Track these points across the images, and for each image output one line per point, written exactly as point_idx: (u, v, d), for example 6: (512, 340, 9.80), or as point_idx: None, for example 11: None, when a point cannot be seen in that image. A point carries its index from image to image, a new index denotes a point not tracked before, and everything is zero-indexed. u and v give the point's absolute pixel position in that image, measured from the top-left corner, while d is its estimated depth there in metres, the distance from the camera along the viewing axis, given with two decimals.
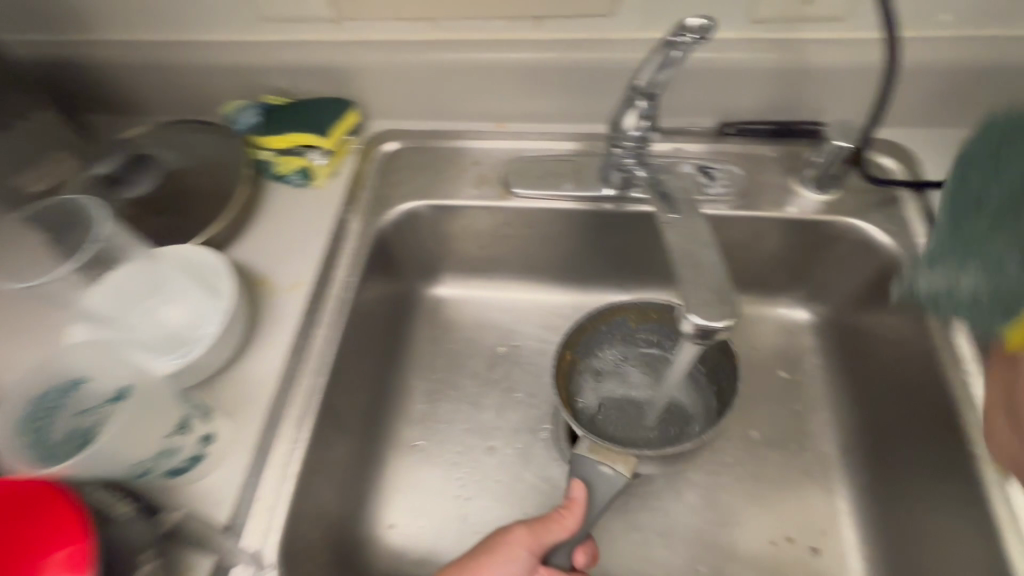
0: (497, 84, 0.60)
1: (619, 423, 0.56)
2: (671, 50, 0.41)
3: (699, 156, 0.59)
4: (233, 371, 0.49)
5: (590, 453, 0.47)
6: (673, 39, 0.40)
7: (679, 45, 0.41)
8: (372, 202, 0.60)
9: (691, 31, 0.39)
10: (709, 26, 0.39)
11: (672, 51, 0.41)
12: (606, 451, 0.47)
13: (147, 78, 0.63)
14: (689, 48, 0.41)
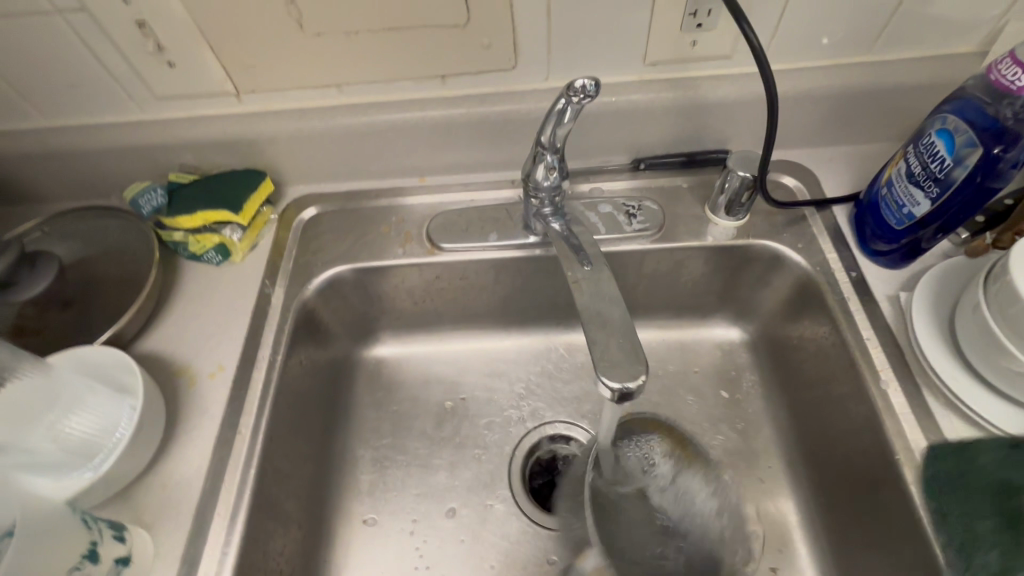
0: (412, 142, 0.59)
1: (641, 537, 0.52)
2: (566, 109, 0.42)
3: (615, 193, 0.61)
4: (153, 475, 0.46)
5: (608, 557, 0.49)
6: (565, 100, 0.40)
7: (572, 104, 0.41)
8: (295, 271, 0.59)
9: (579, 92, 0.39)
10: (592, 87, 0.39)
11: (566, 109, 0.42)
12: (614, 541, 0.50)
13: (37, 166, 0.60)
14: (582, 106, 0.41)
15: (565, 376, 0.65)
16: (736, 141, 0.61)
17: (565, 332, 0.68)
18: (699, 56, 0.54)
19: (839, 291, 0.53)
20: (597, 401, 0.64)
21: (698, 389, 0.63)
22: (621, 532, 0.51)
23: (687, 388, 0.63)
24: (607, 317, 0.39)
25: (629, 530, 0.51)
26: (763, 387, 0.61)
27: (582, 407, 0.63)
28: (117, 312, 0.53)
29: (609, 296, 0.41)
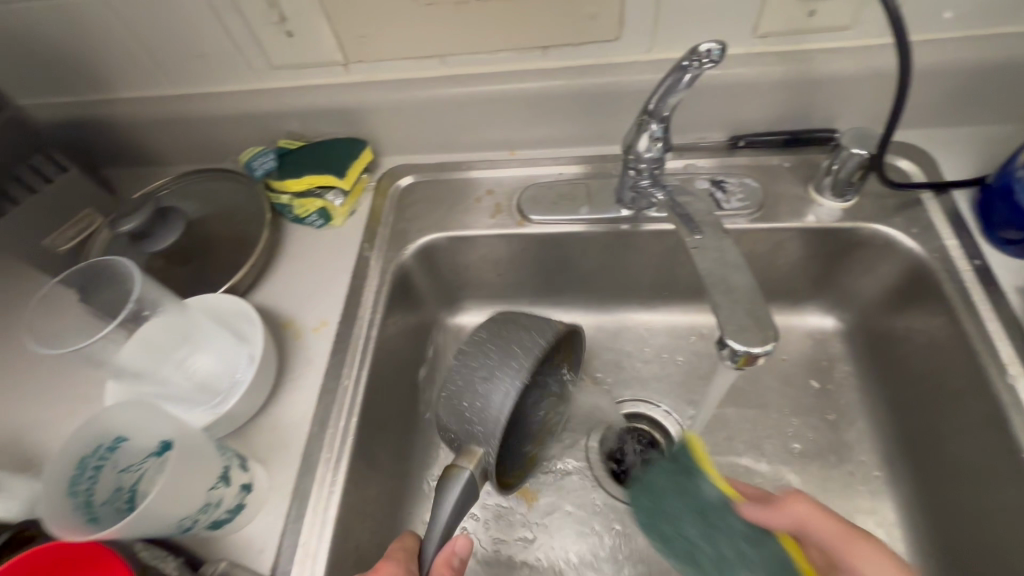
0: (508, 114, 0.60)
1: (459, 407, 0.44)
2: (684, 75, 0.41)
3: (711, 171, 0.60)
4: (267, 416, 0.50)
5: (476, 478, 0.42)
6: (684, 65, 0.41)
7: (691, 70, 0.41)
8: (391, 236, 0.61)
9: (703, 57, 0.39)
10: (719, 53, 0.39)
11: (684, 76, 0.41)
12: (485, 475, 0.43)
13: (164, 131, 0.65)
14: (701, 73, 0.41)
15: (645, 355, 0.65)
16: (845, 119, 0.58)
17: (646, 312, 0.67)
18: (816, 27, 0.52)
19: (959, 279, 0.49)
20: (678, 383, 0.63)
21: (786, 377, 0.61)
22: (463, 384, 0.44)
23: (775, 376, 0.61)
24: (731, 283, 0.39)
25: (493, 403, 0.43)
26: (859, 379, 0.59)
27: (662, 387, 0.63)
28: (233, 266, 0.57)
29: (729, 263, 0.41)
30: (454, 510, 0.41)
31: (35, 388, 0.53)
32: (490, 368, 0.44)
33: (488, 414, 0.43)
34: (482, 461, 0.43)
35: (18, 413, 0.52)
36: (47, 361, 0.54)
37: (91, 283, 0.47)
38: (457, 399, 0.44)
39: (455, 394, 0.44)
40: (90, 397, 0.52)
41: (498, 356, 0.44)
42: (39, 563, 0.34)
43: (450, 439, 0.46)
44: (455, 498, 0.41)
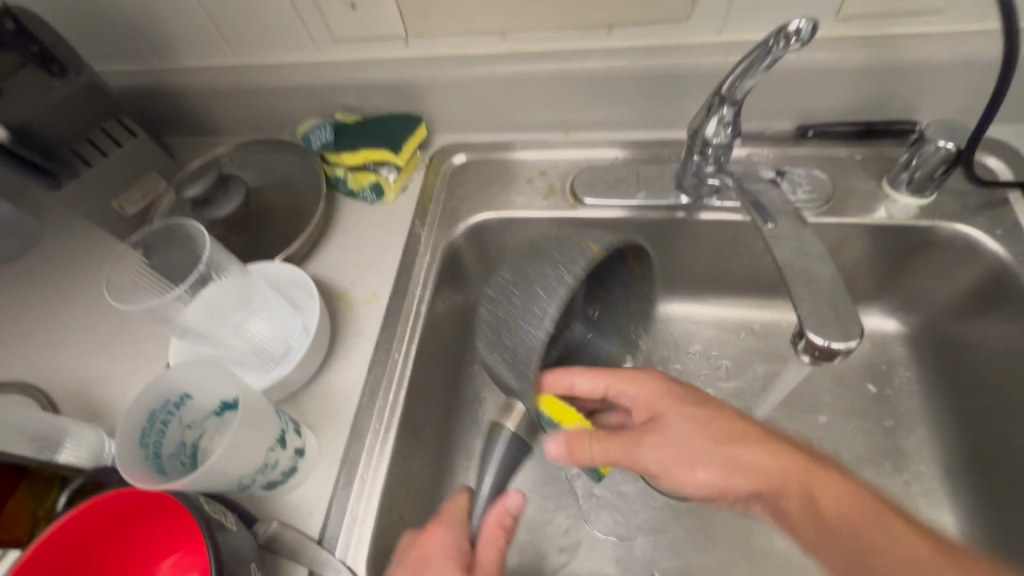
0: (566, 94, 0.59)
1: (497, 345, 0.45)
2: (765, 55, 0.39)
3: (776, 160, 0.57)
4: (318, 384, 0.51)
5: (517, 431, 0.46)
6: (768, 44, 0.39)
7: (774, 50, 0.39)
8: (442, 215, 0.61)
9: (791, 37, 0.37)
10: (809, 34, 0.37)
11: (766, 56, 0.40)
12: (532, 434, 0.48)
13: (225, 101, 0.66)
14: (784, 53, 0.39)
15: (691, 348, 0.64)
16: (927, 110, 0.54)
17: (695, 305, 0.65)
18: (905, 9, 0.48)
19: None
20: (726, 379, 0.61)
21: (841, 380, 0.58)
22: (508, 326, 0.44)
23: (829, 377, 0.59)
24: (814, 274, 0.39)
25: (522, 353, 0.43)
26: (921, 386, 0.56)
27: (708, 382, 0.61)
28: (289, 235, 0.58)
29: (810, 254, 0.40)
30: (503, 459, 0.46)
31: (101, 344, 0.55)
32: (525, 313, 0.43)
33: (522, 370, 0.43)
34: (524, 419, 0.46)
35: (85, 367, 0.54)
36: (112, 319, 0.57)
37: (155, 244, 0.48)
38: (501, 345, 0.45)
39: (496, 335, 0.45)
40: (151, 357, 0.54)
41: (546, 291, 0.43)
42: (114, 508, 0.36)
43: (502, 384, 0.47)
44: (501, 458, 0.46)
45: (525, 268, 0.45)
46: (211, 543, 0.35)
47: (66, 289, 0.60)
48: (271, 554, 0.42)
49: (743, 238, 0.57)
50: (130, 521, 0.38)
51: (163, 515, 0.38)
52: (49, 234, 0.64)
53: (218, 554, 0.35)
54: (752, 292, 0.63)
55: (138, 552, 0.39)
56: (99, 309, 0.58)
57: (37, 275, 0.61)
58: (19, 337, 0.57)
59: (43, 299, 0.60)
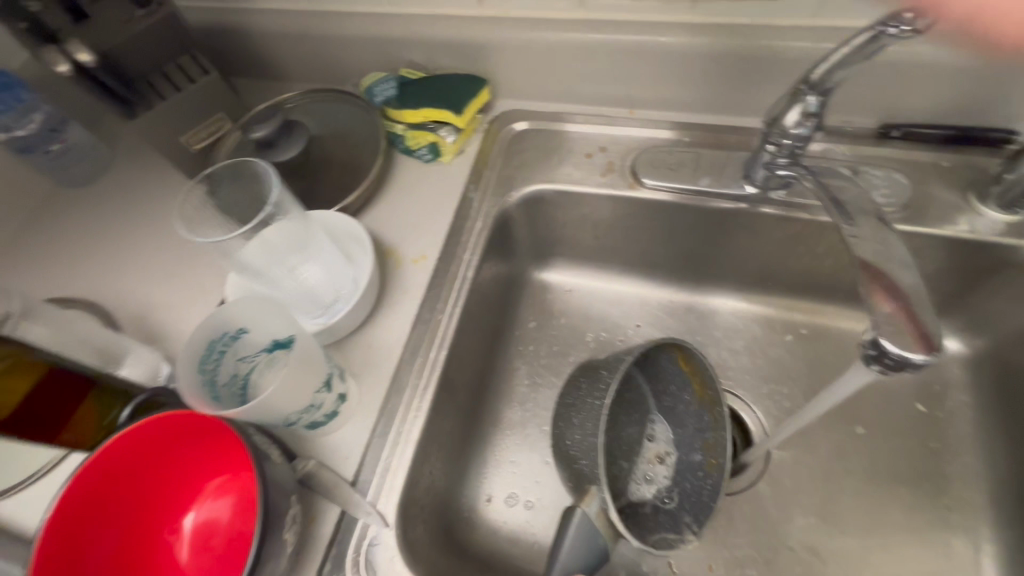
0: (638, 68, 0.57)
1: (574, 420, 0.50)
2: (867, 42, 0.37)
3: (853, 159, 0.54)
4: (363, 335, 0.52)
5: (594, 519, 0.42)
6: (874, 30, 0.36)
7: (880, 37, 0.37)
8: (498, 181, 0.60)
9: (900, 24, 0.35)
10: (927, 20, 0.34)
11: (867, 43, 0.37)
12: (609, 525, 0.42)
13: (293, 46, 0.66)
14: (890, 42, 0.37)
15: (734, 344, 0.62)
16: None
17: (742, 301, 0.64)
18: None
19: None
20: (766, 379, 0.60)
21: (888, 394, 0.57)
22: (579, 407, 0.50)
23: (876, 391, 0.57)
24: (893, 280, 0.37)
25: (591, 427, 0.48)
26: (975, 411, 0.54)
27: (746, 380, 0.60)
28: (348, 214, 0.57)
29: (893, 258, 0.39)
30: (580, 538, 0.42)
31: (161, 271, 0.58)
32: (591, 390, 0.50)
33: (590, 442, 0.47)
34: (597, 501, 0.42)
35: (146, 291, 0.57)
36: (174, 249, 0.59)
37: (221, 182, 0.49)
38: (577, 430, 0.49)
39: (570, 424, 0.50)
40: (207, 291, 0.56)
41: (608, 373, 0.50)
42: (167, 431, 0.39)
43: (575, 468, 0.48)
44: (572, 541, 0.42)
45: (586, 372, 0.53)
46: (259, 470, 0.37)
47: (131, 218, 0.62)
48: (308, 490, 0.45)
49: (805, 237, 0.55)
50: (194, 441, 0.40)
51: (214, 438, 0.40)
52: (119, 161, 0.67)
53: (266, 485, 0.37)
54: (806, 293, 0.61)
55: (191, 470, 0.42)
56: (162, 238, 0.60)
57: (108, 200, 0.64)
58: (88, 258, 0.60)
59: (111, 223, 0.62)
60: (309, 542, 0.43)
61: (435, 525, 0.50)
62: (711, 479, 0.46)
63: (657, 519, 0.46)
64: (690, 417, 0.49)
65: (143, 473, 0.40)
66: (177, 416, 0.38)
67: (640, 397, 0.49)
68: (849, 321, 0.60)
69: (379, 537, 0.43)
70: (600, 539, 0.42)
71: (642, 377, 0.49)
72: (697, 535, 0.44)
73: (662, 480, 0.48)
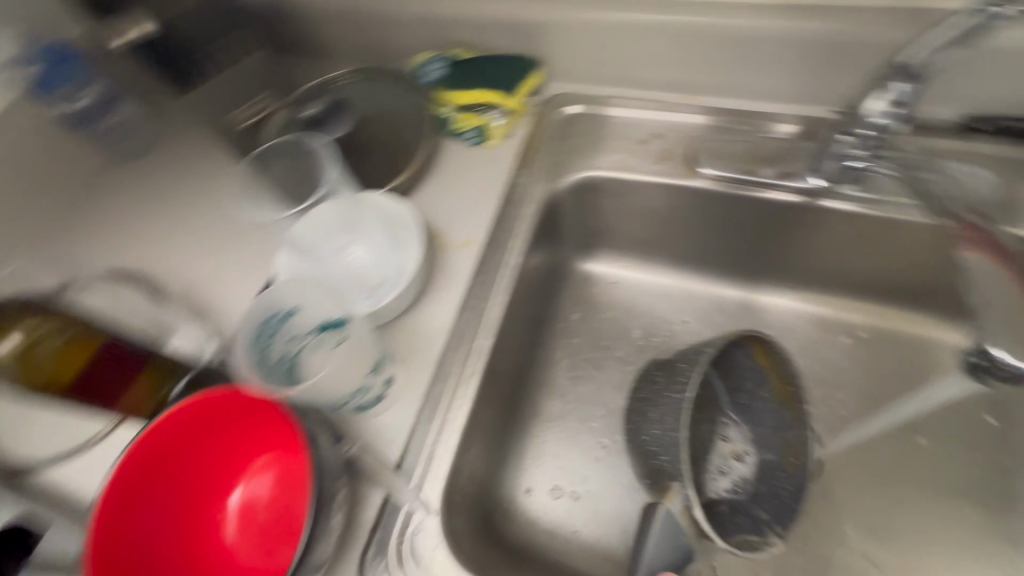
0: (701, 52, 0.54)
1: (649, 415, 0.49)
2: (976, 23, 0.34)
3: (931, 152, 0.51)
4: (407, 319, 0.51)
5: (678, 517, 0.40)
6: (985, 10, 0.33)
7: (992, 18, 0.34)
8: (547, 167, 0.59)
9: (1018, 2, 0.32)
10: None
11: (976, 24, 0.34)
12: (693, 524, 0.40)
13: (342, 24, 0.65)
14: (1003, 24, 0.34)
15: (787, 345, 0.60)
16: None
17: (797, 300, 0.61)
18: None
19: None
20: (820, 383, 0.57)
21: (954, 405, 0.53)
22: (657, 402, 0.49)
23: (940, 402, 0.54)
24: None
25: (670, 423, 0.46)
26: None
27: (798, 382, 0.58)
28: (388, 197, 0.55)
29: None
30: (664, 537, 0.40)
31: (208, 247, 0.58)
32: (670, 384, 0.48)
33: (671, 438, 0.45)
34: (682, 498, 0.41)
35: (194, 267, 0.57)
36: (221, 226, 0.59)
37: (276, 162, 0.51)
38: (655, 425, 0.47)
39: (645, 419, 0.49)
40: (253, 269, 0.56)
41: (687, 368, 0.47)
42: (213, 409, 0.38)
43: (654, 465, 0.47)
44: (655, 542, 0.40)
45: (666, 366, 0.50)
46: (310, 452, 0.36)
47: (180, 193, 0.63)
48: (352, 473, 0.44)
49: (874, 235, 0.52)
50: (246, 418, 0.40)
51: (266, 417, 0.40)
52: (168, 137, 0.67)
53: (317, 467, 0.36)
54: (868, 294, 0.58)
55: (240, 445, 0.42)
56: (209, 215, 0.60)
57: (157, 175, 0.65)
58: (138, 231, 0.61)
59: (160, 198, 0.63)
60: (353, 525, 0.43)
61: (475, 515, 0.50)
62: (793, 481, 0.46)
63: (737, 518, 0.44)
64: (768, 415, 0.48)
65: (193, 451, 0.39)
66: (223, 396, 0.38)
67: (712, 394, 0.46)
68: (913, 325, 0.57)
69: (423, 524, 0.42)
70: (684, 541, 0.40)
71: (717, 375, 0.46)
72: (782, 538, 0.44)
73: (737, 481, 0.46)
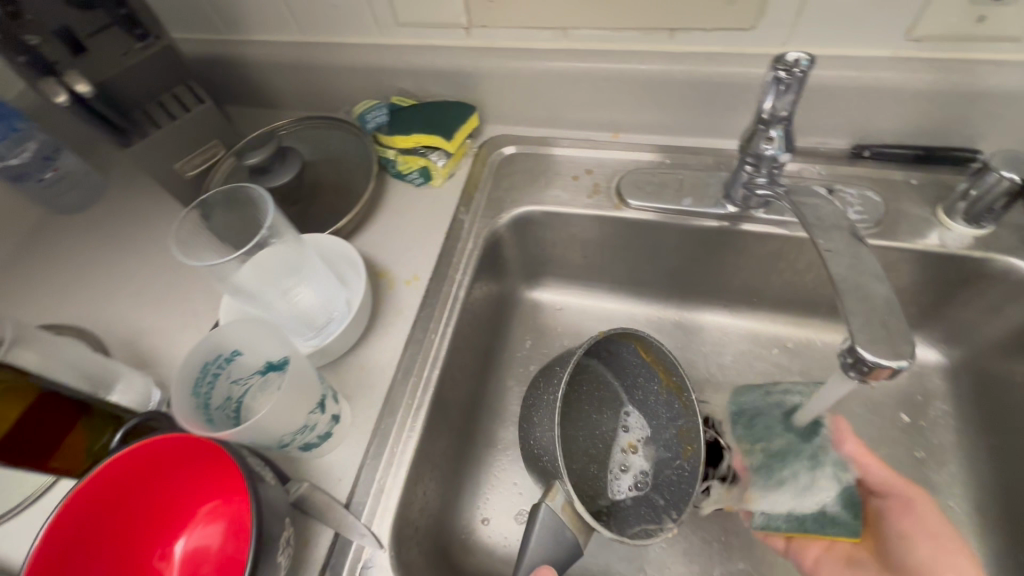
0: (621, 94, 0.59)
1: (535, 418, 0.49)
2: (771, 84, 0.42)
3: (828, 177, 0.57)
4: (356, 356, 0.52)
5: (559, 513, 0.43)
6: (770, 73, 0.42)
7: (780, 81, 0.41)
8: (487, 203, 0.62)
9: (789, 66, 0.40)
10: (807, 63, 0.40)
11: (771, 85, 0.42)
12: (576, 518, 0.43)
13: (287, 76, 0.68)
14: (794, 83, 0.41)
15: (722, 359, 0.64)
16: (991, 140, 0.53)
17: (729, 316, 0.65)
18: (985, 34, 0.47)
19: None
20: None
21: (872, 406, 0.58)
22: (538, 405, 0.50)
23: (859, 404, 0.59)
24: (867, 290, 0.39)
25: (546, 423, 0.47)
26: (958, 423, 0.56)
27: None
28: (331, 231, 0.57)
29: (867, 271, 0.40)
30: (547, 533, 0.42)
31: (152, 296, 0.58)
32: (548, 386, 0.49)
33: (547, 439, 0.46)
34: (562, 494, 0.43)
35: (138, 316, 0.57)
36: (168, 274, 0.60)
37: (215, 207, 0.50)
38: (537, 429, 0.48)
39: (530, 423, 0.50)
40: (200, 315, 0.56)
41: (562, 366, 0.49)
42: (129, 468, 0.38)
43: (544, 471, 0.47)
44: (538, 536, 0.42)
45: (546, 367, 0.52)
46: (253, 491, 0.37)
47: (123, 244, 0.63)
48: (301, 514, 0.44)
49: (786, 253, 0.57)
50: (187, 466, 0.40)
51: (209, 463, 0.40)
52: (113, 188, 0.68)
53: (259, 507, 0.36)
54: (789, 308, 0.62)
55: (184, 493, 0.42)
56: (154, 264, 0.61)
57: (101, 226, 0.65)
58: (79, 284, 0.60)
59: (102, 250, 0.63)
60: (303, 567, 0.43)
61: (430, 547, 0.50)
62: (687, 465, 0.49)
63: (641, 510, 0.49)
64: (662, 407, 0.53)
65: (122, 514, 0.39)
66: (136, 450, 0.37)
67: (604, 394, 0.56)
68: (832, 333, 0.62)
69: (373, 559, 0.43)
70: (568, 534, 0.43)
71: (607, 372, 0.55)
72: (676, 523, 0.46)
73: (638, 475, 0.53)
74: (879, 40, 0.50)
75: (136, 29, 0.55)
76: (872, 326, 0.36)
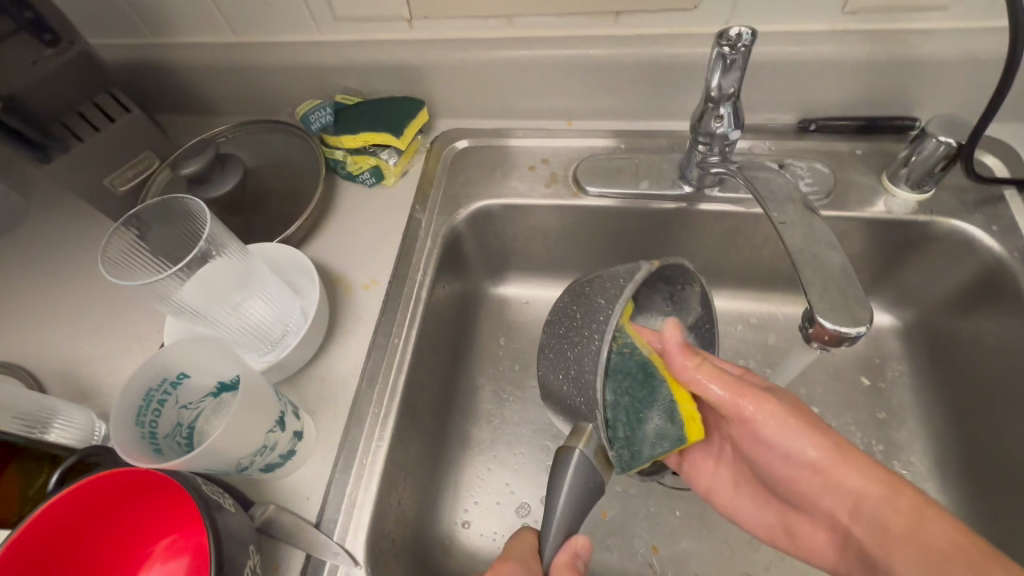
0: (571, 81, 0.58)
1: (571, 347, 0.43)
2: (718, 61, 0.42)
3: (778, 152, 0.58)
4: (317, 368, 0.50)
5: (594, 457, 0.41)
6: (717, 50, 0.41)
7: (726, 58, 0.42)
8: (444, 200, 0.60)
9: (732, 41, 0.40)
10: (750, 37, 0.40)
11: (718, 62, 0.42)
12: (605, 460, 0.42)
13: (222, 80, 0.64)
14: (735, 59, 0.41)
15: None
16: (928, 107, 0.55)
17: None
18: (915, 3, 0.49)
19: None
20: None
21: (836, 372, 0.60)
22: (573, 339, 0.44)
23: (823, 372, 0.60)
24: (822, 259, 0.40)
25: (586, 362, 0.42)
26: (915, 381, 0.58)
27: None
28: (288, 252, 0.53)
29: (821, 241, 0.41)
30: (577, 483, 0.41)
31: (89, 323, 0.54)
32: (590, 314, 0.42)
33: (584, 379, 0.42)
34: (595, 439, 0.41)
35: (73, 346, 0.53)
36: (103, 297, 0.56)
37: (150, 222, 0.47)
38: (570, 350, 0.43)
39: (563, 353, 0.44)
40: (142, 338, 0.52)
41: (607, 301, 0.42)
42: (70, 510, 0.35)
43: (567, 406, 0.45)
44: (570, 485, 0.41)
45: (584, 288, 0.45)
46: (210, 523, 0.34)
47: (51, 268, 0.59)
48: (268, 539, 0.42)
49: (742, 230, 0.58)
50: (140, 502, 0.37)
51: (162, 496, 0.37)
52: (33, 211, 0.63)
53: (216, 537, 0.34)
54: (750, 282, 0.63)
55: (140, 530, 0.39)
56: (87, 288, 0.57)
57: (25, 251, 0.60)
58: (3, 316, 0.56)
59: (26, 278, 0.58)
60: None
61: (410, 556, 0.49)
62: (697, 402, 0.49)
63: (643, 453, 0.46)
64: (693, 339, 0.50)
65: (61, 562, 0.35)
66: (79, 492, 0.34)
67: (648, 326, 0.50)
68: (794, 306, 0.63)
69: None
70: (596, 478, 0.42)
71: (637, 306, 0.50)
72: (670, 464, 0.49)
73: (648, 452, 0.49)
74: (817, 15, 0.51)
75: (43, 33, 0.51)
76: (832, 295, 0.37)
